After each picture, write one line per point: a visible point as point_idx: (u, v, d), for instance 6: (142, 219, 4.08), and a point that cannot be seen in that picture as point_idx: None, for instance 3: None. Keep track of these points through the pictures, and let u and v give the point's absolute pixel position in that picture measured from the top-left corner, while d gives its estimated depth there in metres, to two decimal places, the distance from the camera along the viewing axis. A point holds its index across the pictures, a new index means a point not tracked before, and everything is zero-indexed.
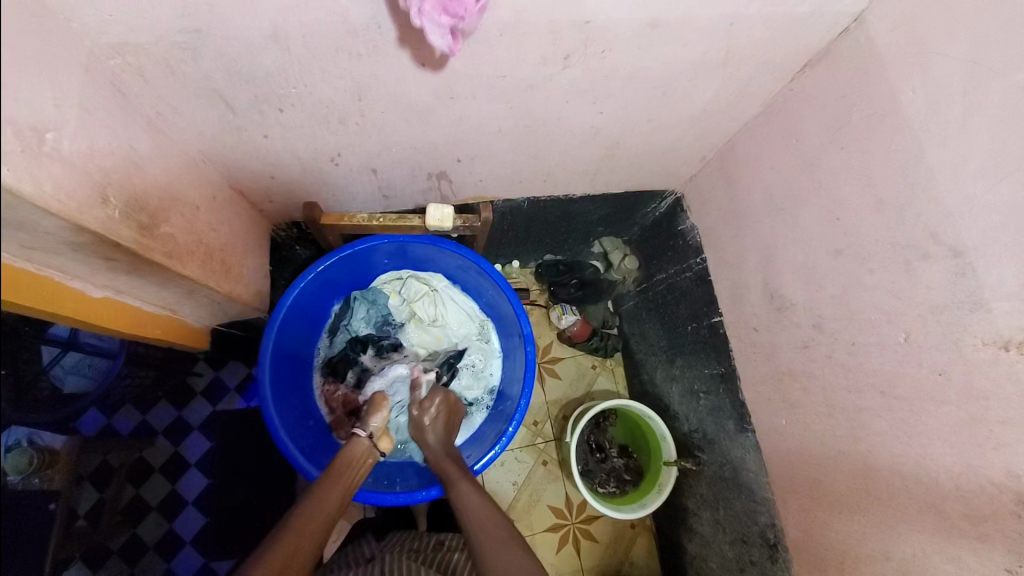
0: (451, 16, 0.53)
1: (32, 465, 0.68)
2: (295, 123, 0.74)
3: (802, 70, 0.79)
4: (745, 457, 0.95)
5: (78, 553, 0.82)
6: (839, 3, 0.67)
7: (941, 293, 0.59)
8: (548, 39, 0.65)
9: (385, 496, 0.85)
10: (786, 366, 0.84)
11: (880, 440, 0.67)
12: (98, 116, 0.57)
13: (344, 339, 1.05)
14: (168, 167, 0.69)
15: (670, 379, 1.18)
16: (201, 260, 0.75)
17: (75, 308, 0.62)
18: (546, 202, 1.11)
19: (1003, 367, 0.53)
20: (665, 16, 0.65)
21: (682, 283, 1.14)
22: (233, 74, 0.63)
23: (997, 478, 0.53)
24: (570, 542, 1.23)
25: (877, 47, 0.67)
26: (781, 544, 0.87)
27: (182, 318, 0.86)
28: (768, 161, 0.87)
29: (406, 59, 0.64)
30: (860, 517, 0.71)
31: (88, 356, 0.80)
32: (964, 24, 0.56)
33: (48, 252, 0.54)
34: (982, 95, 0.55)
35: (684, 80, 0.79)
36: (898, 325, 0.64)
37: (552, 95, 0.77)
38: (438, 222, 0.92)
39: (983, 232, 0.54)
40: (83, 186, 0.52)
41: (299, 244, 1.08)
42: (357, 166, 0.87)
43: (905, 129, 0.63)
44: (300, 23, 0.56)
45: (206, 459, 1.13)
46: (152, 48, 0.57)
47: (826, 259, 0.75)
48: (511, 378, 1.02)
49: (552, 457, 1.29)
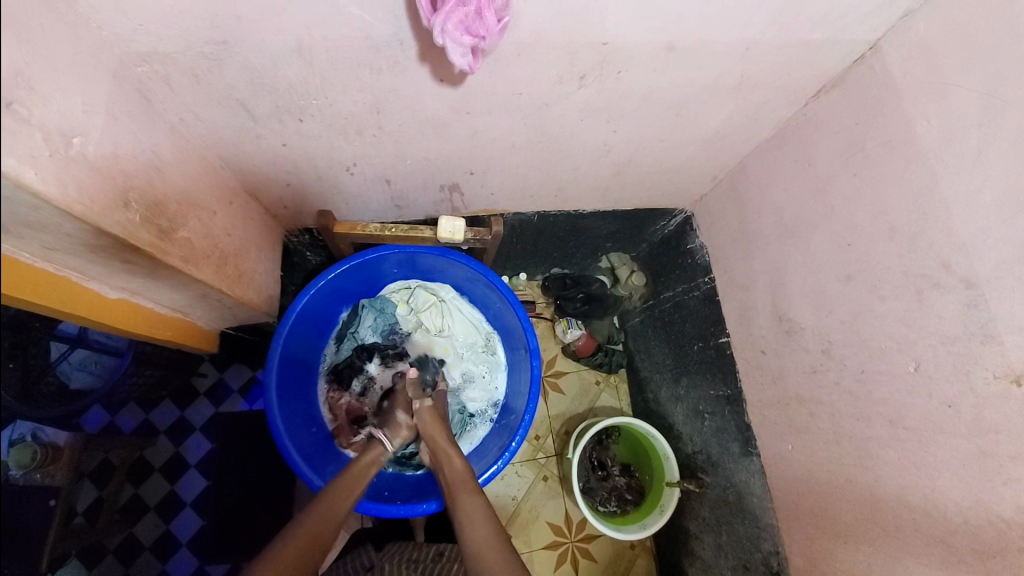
0: (472, 35, 0.54)
1: (36, 460, 0.68)
2: (313, 133, 0.75)
3: (816, 95, 0.80)
4: (749, 481, 0.94)
5: (77, 550, 0.82)
6: (856, 31, 0.68)
7: (953, 325, 0.59)
8: (566, 59, 0.66)
9: (385, 507, 0.85)
10: (793, 391, 0.84)
11: (888, 470, 0.67)
12: (124, 122, 0.58)
13: (350, 347, 1.04)
14: (187, 172, 0.70)
15: (675, 399, 1.17)
16: (215, 264, 0.76)
17: (89, 308, 0.62)
18: (557, 216, 1.12)
19: (1014, 402, 0.52)
20: (682, 40, 0.66)
21: (690, 302, 1.14)
22: (255, 85, 0.64)
23: (1006, 515, 0.53)
24: (568, 561, 1.21)
25: (893, 76, 0.67)
26: (785, 572, 0.86)
27: (192, 321, 0.87)
28: (780, 185, 0.87)
29: (425, 75, 0.65)
30: (866, 547, 0.70)
31: (95, 354, 0.81)
32: (981, 58, 0.57)
33: (68, 254, 0.55)
34: (998, 129, 0.55)
35: (699, 102, 0.80)
36: (908, 354, 0.64)
37: (567, 114, 0.78)
38: (450, 234, 0.93)
39: (996, 265, 0.54)
40: (105, 190, 0.53)
41: (310, 250, 1.09)
42: (372, 176, 0.88)
43: (919, 159, 0.63)
44: (324, 37, 0.57)
45: (206, 461, 1.13)
46: (179, 57, 0.58)
47: (836, 284, 0.75)
48: (516, 391, 1.02)
49: (553, 473, 1.28)
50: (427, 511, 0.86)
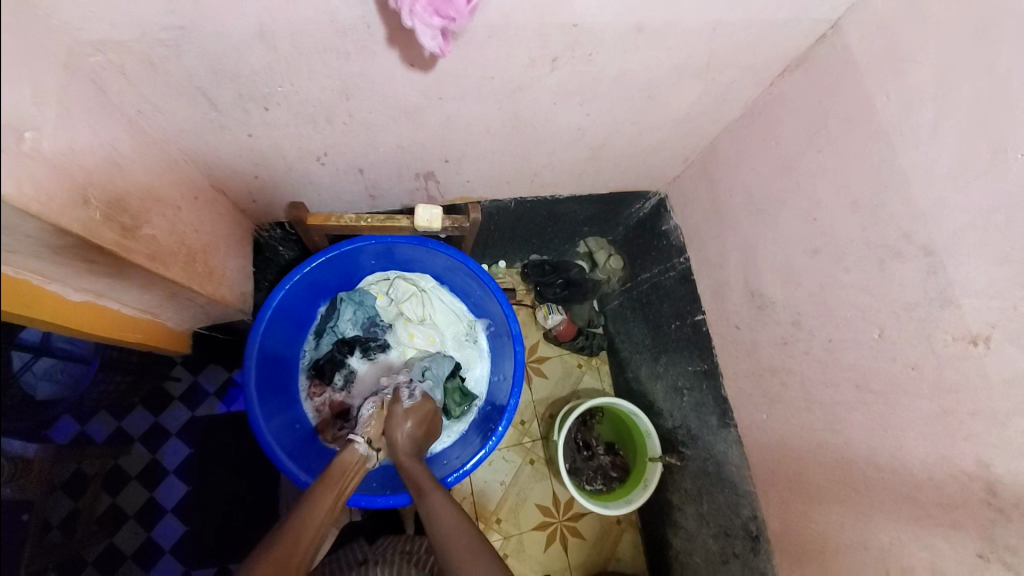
0: (442, 17, 0.53)
1: (4, 476, 0.63)
2: (280, 122, 0.73)
3: (781, 74, 0.81)
4: (727, 452, 0.97)
5: (54, 565, 0.78)
6: (817, 9, 0.69)
7: (915, 290, 0.61)
8: (537, 42, 0.66)
9: (376, 498, 0.86)
10: (766, 363, 0.86)
11: (856, 433, 0.70)
12: (79, 116, 0.55)
13: (330, 340, 1.03)
14: (149, 166, 0.67)
15: (654, 377, 1.19)
16: (183, 261, 0.73)
17: (55, 313, 0.60)
18: (532, 201, 1.12)
19: (972, 360, 0.55)
20: (651, 19, 0.66)
21: (665, 282, 1.16)
22: (218, 73, 0.62)
23: (969, 468, 0.56)
24: (557, 540, 1.23)
25: (853, 52, 0.69)
26: (764, 536, 0.89)
27: (162, 321, 0.84)
28: (749, 163, 0.89)
29: (395, 60, 0.64)
30: (839, 508, 0.73)
31: (60, 361, 0.77)
32: (935, 31, 0.59)
33: (25, 255, 0.52)
34: (951, 100, 0.57)
35: (668, 83, 0.81)
36: (873, 321, 0.66)
37: (539, 97, 0.77)
38: (427, 223, 0.92)
39: (953, 231, 0.57)
40: (63, 188, 0.51)
41: (283, 245, 1.06)
42: (343, 166, 0.86)
43: (880, 132, 0.65)
44: (287, 22, 0.56)
45: (185, 466, 1.11)
46: (135, 45, 0.56)
47: (804, 258, 0.77)
48: (500, 378, 1.03)
49: (539, 456, 1.29)
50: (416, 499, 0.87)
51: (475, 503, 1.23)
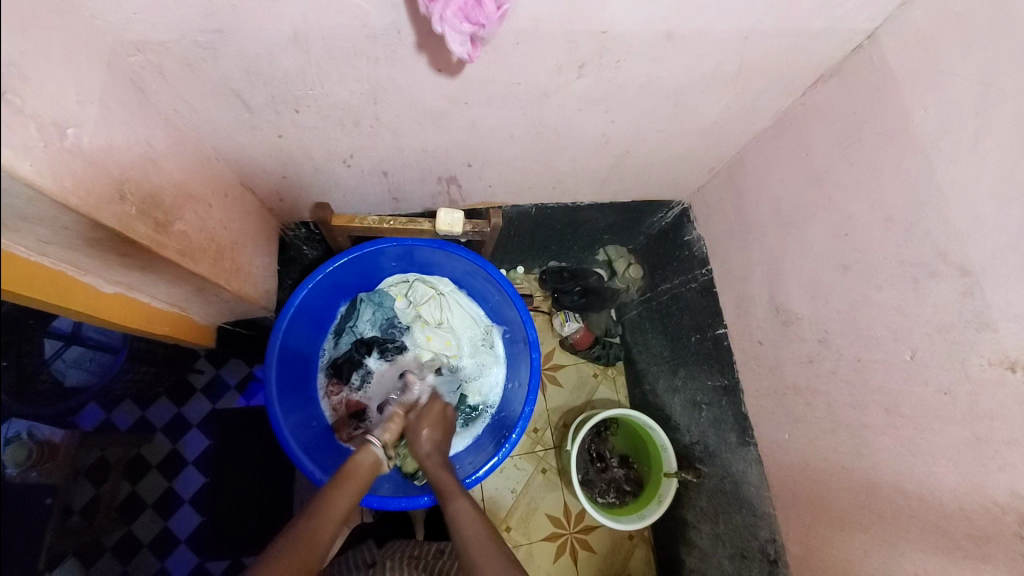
0: (471, 23, 0.54)
1: (32, 458, 0.66)
2: (309, 124, 0.74)
3: (813, 85, 0.80)
4: (746, 471, 0.95)
5: (75, 549, 0.80)
6: (853, 20, 0.68)
7: (949, 312, 0.59)
8: (565, 48, 0.66)
9: (388, 500, 0.86)
10: (789, 381, 0.84)
11: (883, 457, 0.67)
12: (118, 113, 0.57)
13: (349, 340, 1.04)
14: (182, 164, 0.69)
15: (672, 390, 1.17)
16: (211, 258, 0.75)
17: (88, 305, 0.62)
18: (554, 208, 1.11)
19: (1009, 388, 0.53)
20: (681, 28, 0.66)
21: (687, 294, 1.14)
22: (251, 74, 0.63)
23: (1002, 500, 0.53)
24: (567, 552, 1.22)
25: (890, 64, 0.68)
26: (782, 560, 0.87)
27: (189, 315, 0.86)
28: (777, 175, 0.87)
29: (424, 65, 0.65)
30: (862, 534, 0.71)
31: (90, 350, 0.80)
32: (978, 45, 0.57)
33: (61, 246, 0.54)
34: (994, 117, 0.55)
35: (697, 93, 0.80)
36: (904, 342, 0.64)
37: (565, 103, 0.77)
38: (448, 226, 0.92)
39: (992, 253, 0.55)
40: (100, 182, 0.52)
41: (307, 244, 1.08)
42: (369, 168, 0.87)
43: (916, 147, 0.63)
44: (320, 26, 0.57)
45: (205, 458, 1.13)
46: (174, 46, 0.58)
47: (833, 274, 0.75)
48: (515, 384, 1.02)
49: (552, 466, 1.28)
50: (427, 504, 0.87)
51: (486, 510, 1.23)
